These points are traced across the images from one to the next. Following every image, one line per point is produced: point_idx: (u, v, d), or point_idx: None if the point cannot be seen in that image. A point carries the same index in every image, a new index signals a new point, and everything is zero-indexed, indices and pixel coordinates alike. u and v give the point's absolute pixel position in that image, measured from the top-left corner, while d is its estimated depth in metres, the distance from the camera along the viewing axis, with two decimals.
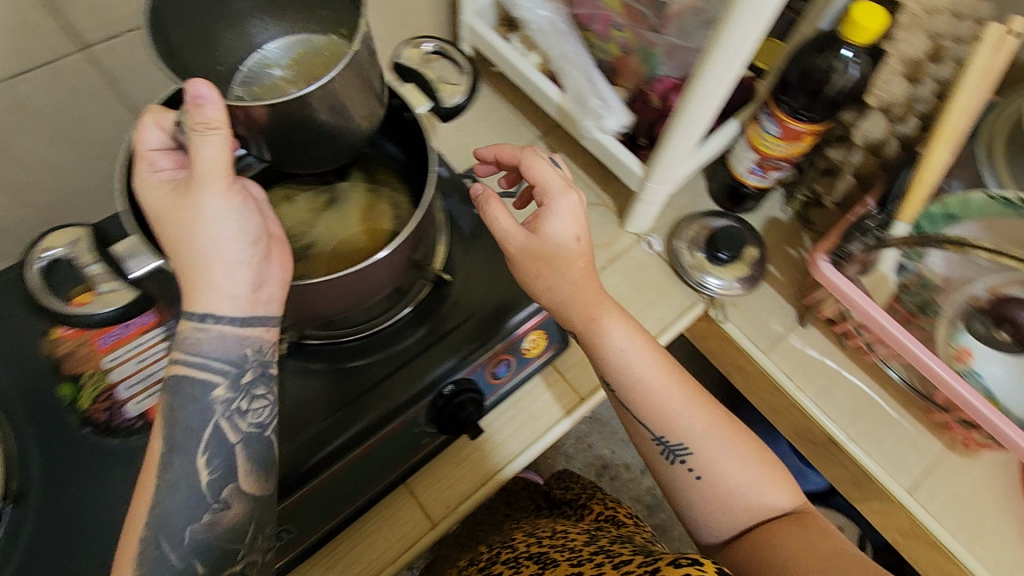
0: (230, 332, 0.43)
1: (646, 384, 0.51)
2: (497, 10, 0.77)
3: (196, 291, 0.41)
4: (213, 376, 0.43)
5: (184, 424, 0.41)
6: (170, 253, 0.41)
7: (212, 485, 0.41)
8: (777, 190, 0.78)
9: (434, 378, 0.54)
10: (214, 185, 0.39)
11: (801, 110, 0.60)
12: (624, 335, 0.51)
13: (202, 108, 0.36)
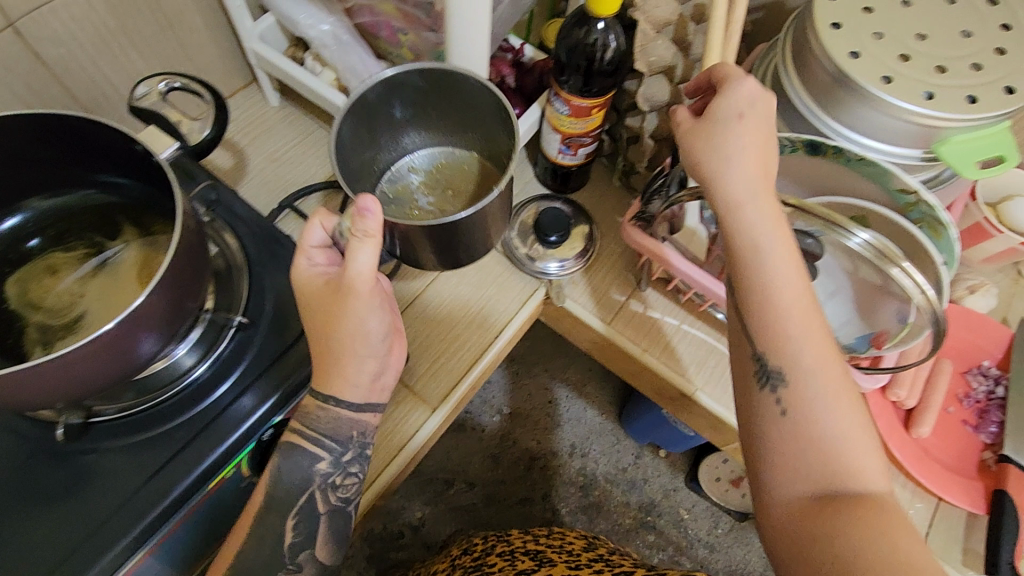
0: (341, 415, 0.55)
1: (775, 292, 0.48)
2: (284, 30, 0.74)
3: (333, 372, 0.53)
4: (320, 450, 0.57)
5: (295, 489, 0.56)
6: (317, 337, 0.52)
7: (293, 544, 0.57)
8: (602, 163, 0.80)
9: (246, 428, 0.53)
10: (364, 286, 0.48)
11: (580, 87, 0.62)
12: (770, 232, 0.48)
13: (365, 219, 0.45)
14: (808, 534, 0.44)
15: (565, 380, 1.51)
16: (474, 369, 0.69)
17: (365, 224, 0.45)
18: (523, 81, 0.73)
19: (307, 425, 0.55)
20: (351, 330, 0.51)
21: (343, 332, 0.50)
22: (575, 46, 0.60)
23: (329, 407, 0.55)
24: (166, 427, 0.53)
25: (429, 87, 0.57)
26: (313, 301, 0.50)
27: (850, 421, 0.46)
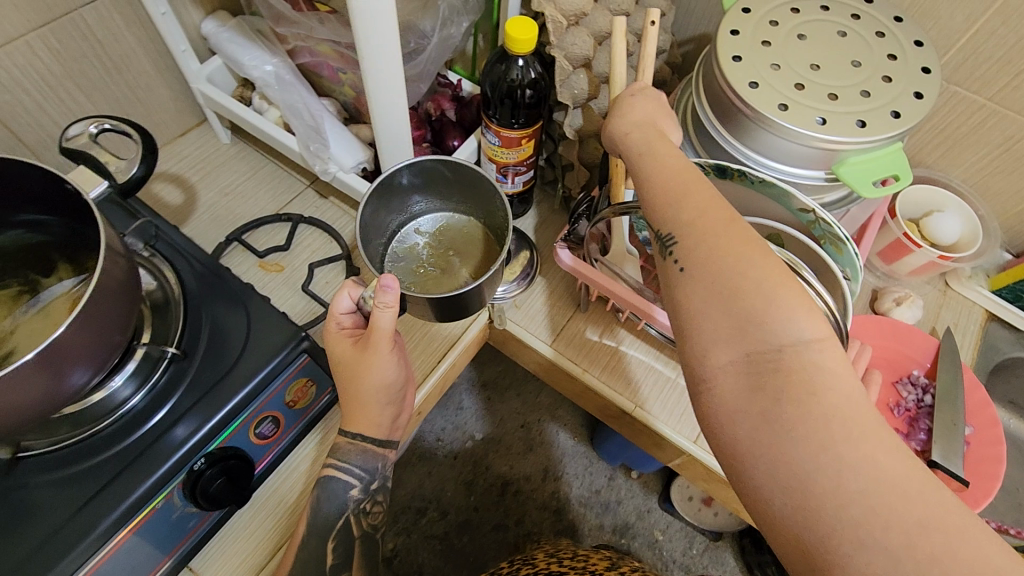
0: (366, 451, 0.59)
1: (664, 195, 0.47)
2: (233, 72, 0.77)
3: (359, 416, 0.58)
4: (352, 479, 0.60)
5: (327, 517, 0.58)
6: (341, 387, 0.57)
7: (333, 569, 0.59)
8: (543, 190, 0.83)
9: (180, 456, 0.53)
10: (385, 347, 0.54)
11: (508, 119, 0.65)
12: (665, 154, 0.50)
13: (386, 293, 0.51)
14: (760, 419, 0.39)
15: (536, 405, 1.51)
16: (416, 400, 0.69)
17: (388, 297, 0.51)
18: (462, 114, 0.76)
19: (333, 460, 0.59)
20: (370, 381, 0.55)
21: (365, 382, 0.55)
22: (499, 81, 0.63)
23: (347, 445, 0.59)
24: (97, 458, 0.53)
25: (441, 171, 0.64)
26: (340, 359, 0.55)
27: (750, 266, 0.41)
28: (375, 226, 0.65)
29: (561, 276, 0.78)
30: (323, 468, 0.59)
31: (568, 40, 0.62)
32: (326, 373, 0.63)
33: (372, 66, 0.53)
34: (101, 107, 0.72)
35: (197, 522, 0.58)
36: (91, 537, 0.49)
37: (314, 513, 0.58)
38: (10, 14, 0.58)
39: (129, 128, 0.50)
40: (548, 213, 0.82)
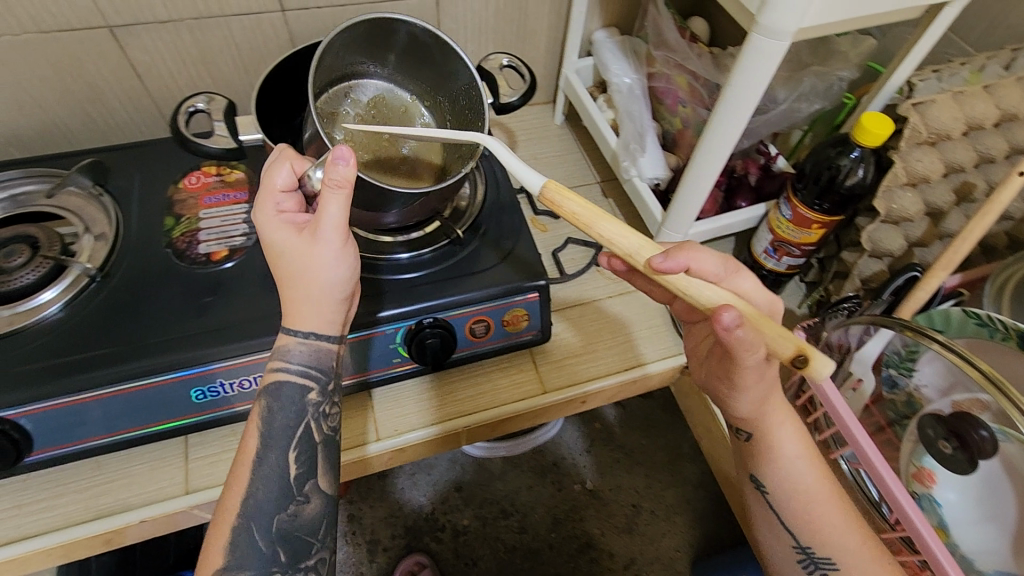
0: (307, 343, 0.54)
1: (807, 498, 0.54)
2: (595, 73, 0.93)
3: (300, 311, 0.53)
4: (308, 382, 0.55)
5: (282, 426, 0.53)
6: (280, 282, 0.53)
7: (298, 479, 0.53)
8: (799, 286, 0.82)
9: (421, 308, 0.64)
10: (334, 236, 0.51)
11: (812, 199, 0.67)
12: (793, 439, 0.55)
13: (338, 167, 0.48)
14: None
15: (658, 496, 1.43)
16: (593, 386, 0.73)
17: (341, 172, 0.48)
18: (764, 183, 0.79)
19: (276, 365, 0.54)
20: (309, 269, 0.52)
21: (309, 274, 0.51)
22: (822, 163, 0.65)
23: (290, 344, 0.54)
24: (378, 277, 0.67)
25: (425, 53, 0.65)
26: (284, 247, 0.52)
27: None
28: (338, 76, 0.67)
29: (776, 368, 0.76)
30: (268, 373, 0.54)
31: (917, 155, 0.61)
32: (542, 315, 0.70)
33: (718, 123, 0.56)
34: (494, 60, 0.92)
35: (399, 363, 0.67)
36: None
37: (266, 425, 0.53)
38: None
39: (527, 70, 0.65)
40: (793, 308, 0.81)
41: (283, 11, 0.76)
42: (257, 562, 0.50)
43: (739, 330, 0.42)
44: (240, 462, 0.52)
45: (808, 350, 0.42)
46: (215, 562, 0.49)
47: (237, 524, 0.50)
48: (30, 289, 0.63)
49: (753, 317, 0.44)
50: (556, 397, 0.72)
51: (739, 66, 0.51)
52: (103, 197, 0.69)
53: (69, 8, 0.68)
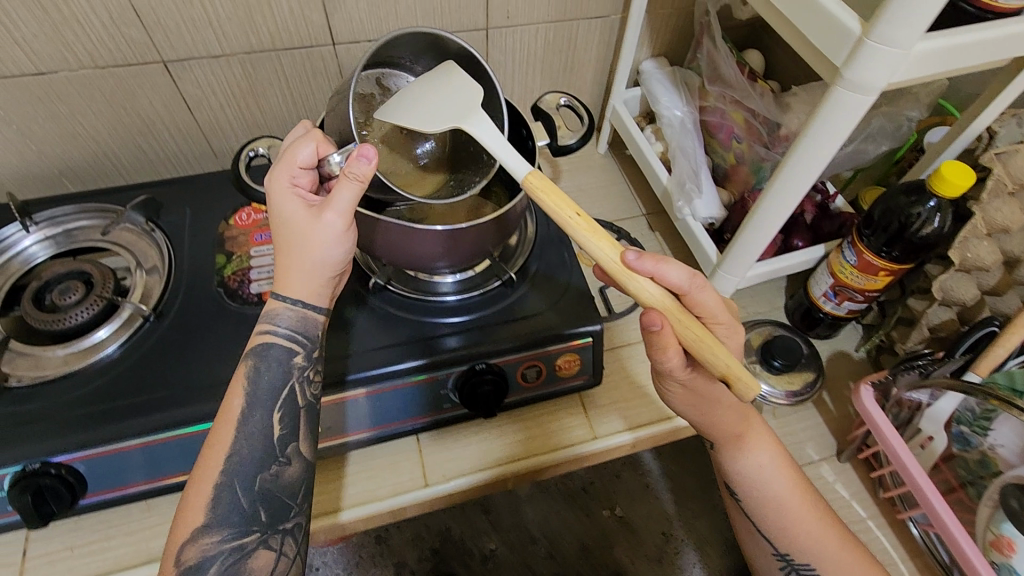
0: (297, 310, 0.54)
1: (779, 504, 0.55)
2: (642, 103, 0.91)
3: (291, 279, 0.54)
4: (292, 345, 0.54)
5: (268, 385, 0.52)
6: (279, 248, 0.54)
7: (280, 440, 0.52)
8: (857, 329, 0.79)
9: (474, 353, 0.63)
10: (340, 220, 0.52)
11: (879, 246, 0.63)
12: (765, 449, 0.56)
13: (360, 162, 0.51)
14: None
15: None
16: (642, 433, 0.70)
17: (362, 169, 0.51)
18: (823, 224, 0.77)
19: (260, 328, 0.54)
20: (312, 246, 0.53)
21: (312, 250, 0.52)
22: (894, 210, 0.62)
23: (280, 308, 0.54)
24: (431, 320, 0.66)
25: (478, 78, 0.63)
26: (290, 218, 0.53)
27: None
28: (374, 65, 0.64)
29: (835, 417, 0.73)
30: (255, 335, 0.54)
31: (997, 205, 0.58)
32: (594, 361, 0.68)
33: (786, 176, 0.54)
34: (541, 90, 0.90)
35: (450, 407, 0.66)
36: (372, 371, 0.61)
37: (250, 384, 0.52)
38: (541, 8, 0.78)
39: (586, 112, 0.64)
40: (850, 351, 0.78)
41: (335, 45, 0.75)
42: (236, 520, 0.49)
43: (665, 330, 0.46)
44: (220, 421, 0.51)
45: (735, 370, 0.46)
46: (194, 520, 0.48)
47: (220, 481, 0.48)
48: (86, 327, 0.63)
49: (681, 325, 0.46)
50: (604, 444, 0.69)
51: (816, 121, 0.49)
52: (156, 233, 0.70)
53: (126, 44, 0.68)
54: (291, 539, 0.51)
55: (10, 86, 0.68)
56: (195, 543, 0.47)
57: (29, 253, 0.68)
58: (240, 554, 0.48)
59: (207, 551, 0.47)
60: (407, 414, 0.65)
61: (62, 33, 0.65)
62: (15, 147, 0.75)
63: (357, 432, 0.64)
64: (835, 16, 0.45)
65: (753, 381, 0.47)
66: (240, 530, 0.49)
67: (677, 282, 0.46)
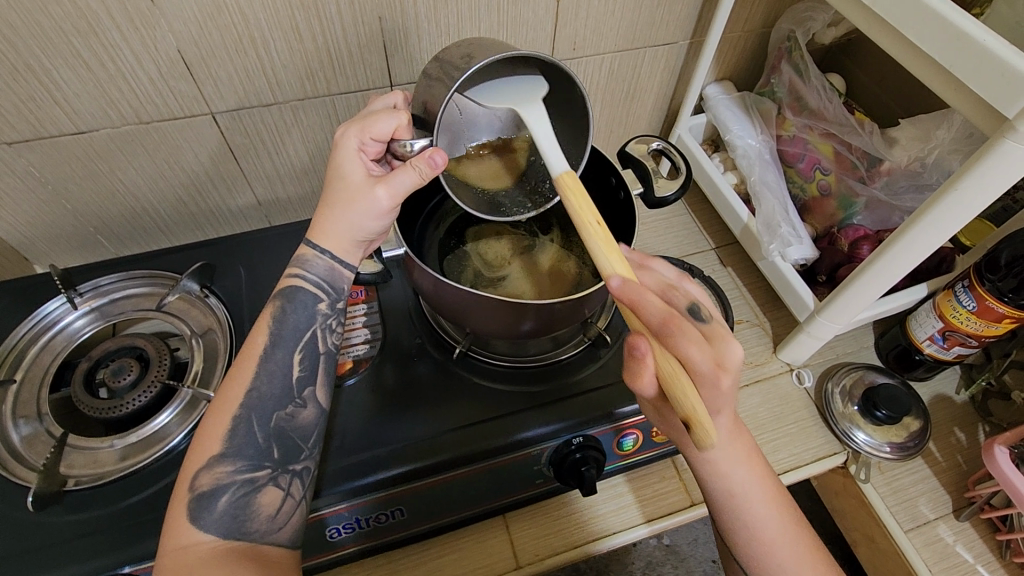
0: (327, 261, 0.52)
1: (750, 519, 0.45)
2: (708, 130, 0.85)
3: (324, 228, 0.51)
4: (319, 293, 0.52)
5: (293, 326, 0.50)
6: (328, 200, 0.52)
7: (299, 381, 0.49)
8: (956, 369, 0.74)
9: (569, 425, 0.58)
10: (387, 200, 0.50)
11: (1004, 290, 0.58)
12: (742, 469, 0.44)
13: (429, 162, 0.49)
14: None
15: None
16: (658, 524, 0.63)
17: (428, 169, 0.49)
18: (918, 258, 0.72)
19: (288, 273, 0.52)
20: (349, 212, 0.51)
21: (350, 216, 0.51)
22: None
23: (310, 254, 0.52)
24: (518, 389, 0.61)
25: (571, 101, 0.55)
26: (344, 179, 0.51)
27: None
28: (466, 39, 0.52)
29: (945, 469, 0.68)
30: (285, 279, 0.52)
31: None
32: None
33: (917, 234, 0.50)
34: (600, 120, 0.85)
35: (541, 483, 0.61)
36: (391, 473, 0.54)
37: (274, 324, 0.50)
38: (609, 37, 0.73)
39: (683, 159, 0.59)
40: (951, 394, 0.73)
41: (393, 87, 0.69)
42: (250, 453, 0.45)
43: (649, 359, 0.39)
44: (245, 358, 0.49)
45: (698, 417, 0.39)
46: (210, 449, 0.45)
47: (237, 413, 0.46)
48: (145, 411, 0.58)
49: (666, 359, 0.40)
50: (612, 543, 0.62)
51: (965, 180, 0.45)
52: (211, 300, 0.65)
53: (173, 97, 0.63)
54: (300, 482, 0.48)
55: (48, 148, 0.63)
56: (209, 471, 0.44)
57: (74, 328, 0.63)
58: (250, 488, 0.45)
59: (220, 481, 0.44)
60: (421, 517, 0.58)
61: (105, 89, 0.59)
62: (52, 210, 0.69)
63: (441, 517, 0.59)
64: (1011, 62, 0.40)
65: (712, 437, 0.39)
66: (253, 464, 0.45)
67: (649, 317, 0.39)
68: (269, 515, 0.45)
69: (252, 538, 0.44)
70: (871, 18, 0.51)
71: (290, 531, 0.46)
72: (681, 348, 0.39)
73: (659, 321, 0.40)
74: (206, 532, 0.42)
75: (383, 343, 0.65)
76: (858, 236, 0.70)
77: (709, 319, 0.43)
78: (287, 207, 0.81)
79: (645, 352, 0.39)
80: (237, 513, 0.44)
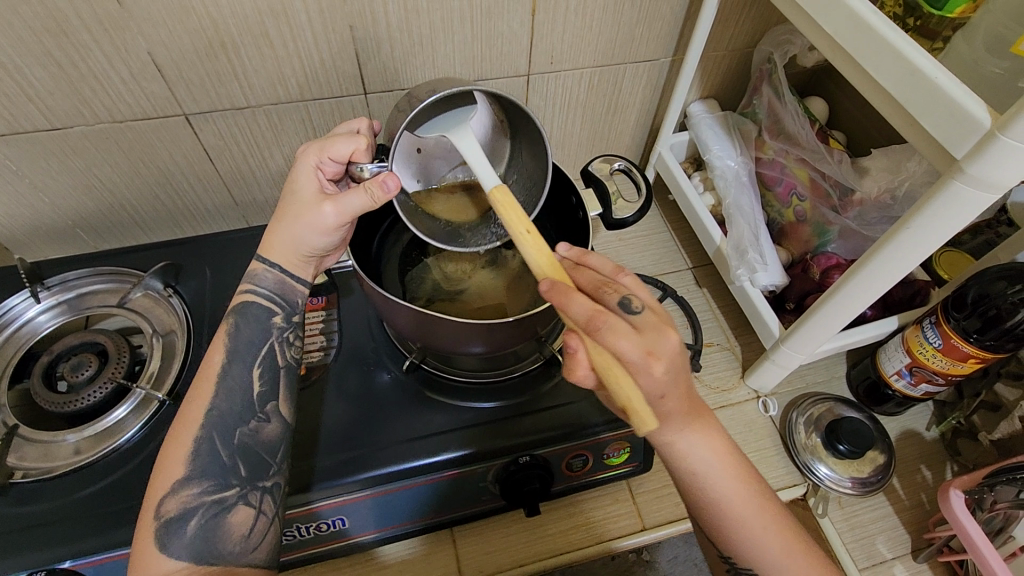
0: (276, 273, 0.52)
1: (718, 505, 0.45)
2: (689, 148, 0.84)
3: (275, 241, 0.52)
4: (272, 307, 0.52)
5: (249, 340, 0.50)
6: (282, 214, 0.52)
7: (260, 396, 0.49)
8: (927, 405, 0.72)
9: (517, 444, 0.57)
10: (337, 220, 0.51)
11: (970, 330, 0.57)
12: (704, 446, 0.44)
13: (379, 187, 0.49)
14: None
15: None
16: (680, 526, 0.64)
17: (378, 194, 0.49)
18: (892, 289, 0.71)
19: (241, 290, 0.53)
20: (298, 226, 0.51)
21: (302, 231, 0.51)
22: (992, 296, 0.56)
23: (259, 268, 0.52)
24: (470, 403, 0.61)
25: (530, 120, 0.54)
26: (298, 194, 0.51)
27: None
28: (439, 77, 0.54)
29: (907, 508, 0.66)
30: (237, 296, 0.52)
31: None
32: (646, 446, 0.63)
33: (876, 268, 0.48)
34: (580, 134, 0.85)
35: (487, 499, 0.61)
36: (384, 470, 0.55)
37: (230, 340, 0.50)
38: (587, 53, 0.73)
39: (644, 181, 0.61)
40: (921, 430, 0.71)
41: (367, 95, 0.70)
42: (214, 472, 0.45)
43: (582, 352, 0.41)
44: (202, 377, 0.49)
45: (635, 406, 0.40)
46: (174, 473, 0.44)
47: (199, 434, 0.46)
48: (99, 408, 0.58)
49: (598, 353, 0.40)
50: (634, 541, 0.63)
51: (915, 222, 0.43)
52: (174, 300, 0.66)
53: (146, 98, 0.63)
54: (272, 498, 0.47)
55: (23, 143, 0.64)
56: (175, 496, 0.44)
57: (38, 322, 0.65)
58: (218, 508, 0.44)
59: (186, 504, 0.44)
60: (365, 527, 0.58)
61: (78, 88, 0.60)
62: (28, 203, 0.70)
63: (386, 528, 0.59)
64: (960, 105, 0.39)
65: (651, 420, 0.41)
66: (219, 483, 0.45)
67: (576, 317, 0.40)
68: (241, 535, 0.44)
69: (227, 559, 0.43)
70: (835, 47, 0.50)
71: (265, 550, 0.45)
72: (605, 344, 0.39)
73: (583, 319, 0.39)
74: (176, 558, 0.42)
75: (341, 350, 0.65)
76: (830, 264, 0.69)
77: (645, 306, 0.40)
78: (264, 208, 0.81)
79: (576, 348, 0.41)
80: (207, 535, 0.43)
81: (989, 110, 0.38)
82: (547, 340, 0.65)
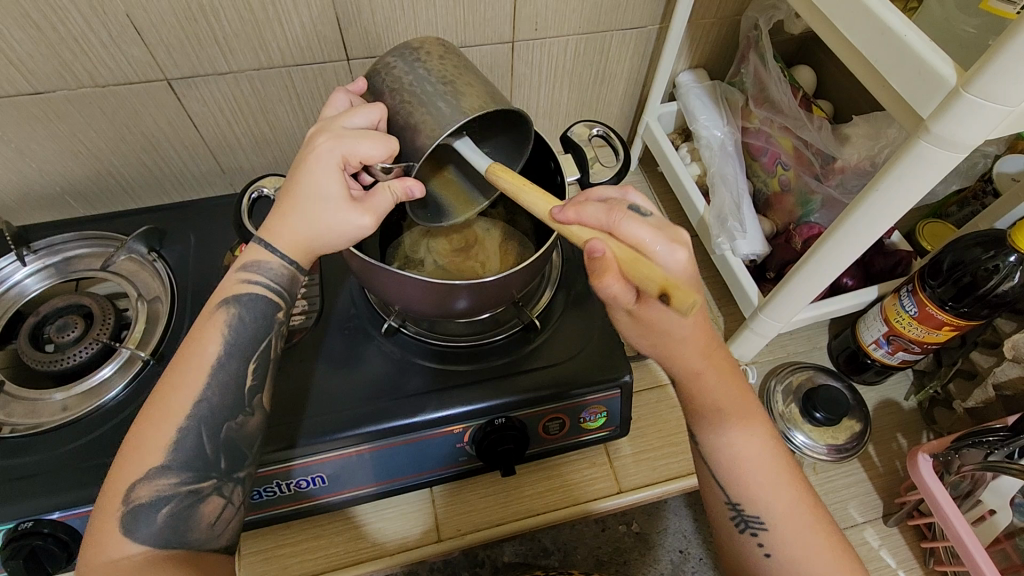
0: (288, 269, 0.48)
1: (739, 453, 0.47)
2: (678, 119, 0.84)
3: (282, 234, 0.47)
4: (274, 298, 0.48)
5: (252, 336, 0.47)
6: (295, 208, 0.47)
7: (251, 391, 0.47)
8: (906, 375, 0.73)
9: (493, 406, 0.59)
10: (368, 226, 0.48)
11: (945, 298, 0.57)
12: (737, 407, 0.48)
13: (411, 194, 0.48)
14: None
15: None
16: (670, 486, 0.66)
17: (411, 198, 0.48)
18: (875, 259, 0.71)
19: (235, 277, 0.48)
20: (325, 233, 0.47)
21: (324, 234, 0.47)
22: (966, 262, 0.57)
23: (265, 256, 0.48)
24: (446, 365, 0.62)
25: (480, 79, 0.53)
26: (320, 193, 0.46)
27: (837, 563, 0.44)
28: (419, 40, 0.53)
29: (882, 475, 0.67)
30: (228, 278, 0.48)
31: None
32: (624, 411, 0.64)
33: (850, 228, 0.48)
34: (568, 102, 0.84)
35: (465, 461, 0.62)
36: (360, 430, 0.57)
37: (230, 333, 0.46)
38: (572, 19, 0.72)
39: (621, 147, 0.62)
40: (899, 400, 0.72)
41: (350, 60, 0.70)
42: (196, 464, 0.43)
43: (609, 255, 0.38)
44: (191, 364, 0.45)
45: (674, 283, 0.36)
46: (151, 460, 0.42)
47: (185, 425, 0.43)
48: (86, 366, 0.60)
49: (620, 247, 0.38)
50: (618, 502, 0.65)
51: (887, 181, 0.43)
52: (158, 264, 0.67)
53: (126, 61, 0.63)
54: (242, 489, 0.46)
55: (4, 107, 0.64)
56: (149, 483, 0.42)
57: (24, 285, 0.66)
58: (193, 499, 0.43)
59: (160, 493, 0.42)
60: (343, 485, 0.60)
61: (58, 52, 0.60)
62: (15, 168, 0.71)
63: (367, 486, 0.61)
64: (927, 64, 0.39)
65: (696, 296, 0.36)
66: (198, 474, 0.43)
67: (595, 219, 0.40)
68: (208, 524, 0.44)
69: (191, 545, 0.43)
70: (816, 12, 0.50)
71: (228, 535, 0.45)
72: (629, 237, 0.39)
73: (602, 219, 0.40)
74: (139, 542, 0.41)
75: (322, 315, 0.66)
76: (811, 233, 0.69)
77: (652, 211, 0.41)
78: (250, 175, 0.81)
79: (604, 249, 0.38)
80: (177, 523, 0.42)
81: (954, 67, 0.38)
82: (527, 306, 0.66)
